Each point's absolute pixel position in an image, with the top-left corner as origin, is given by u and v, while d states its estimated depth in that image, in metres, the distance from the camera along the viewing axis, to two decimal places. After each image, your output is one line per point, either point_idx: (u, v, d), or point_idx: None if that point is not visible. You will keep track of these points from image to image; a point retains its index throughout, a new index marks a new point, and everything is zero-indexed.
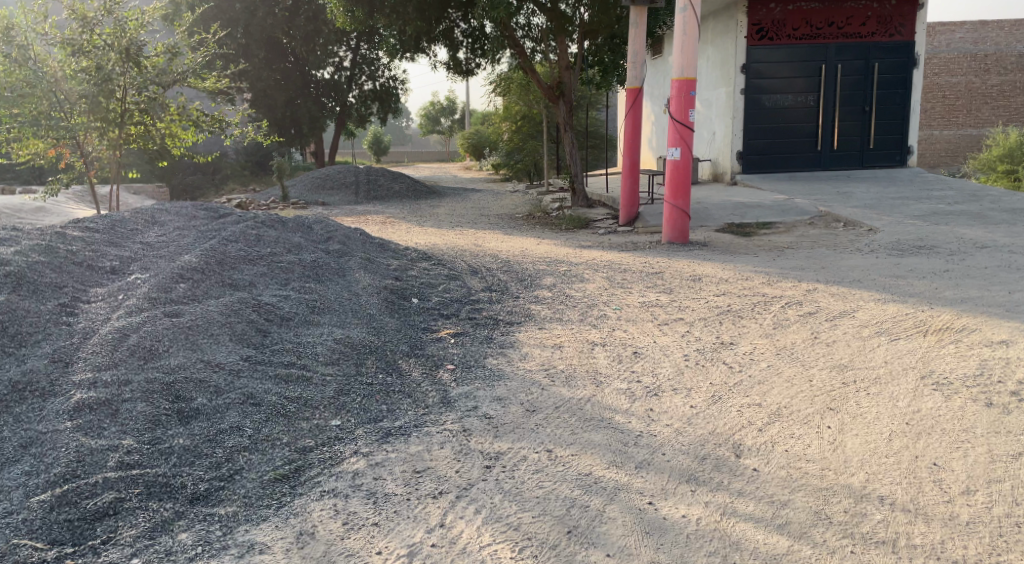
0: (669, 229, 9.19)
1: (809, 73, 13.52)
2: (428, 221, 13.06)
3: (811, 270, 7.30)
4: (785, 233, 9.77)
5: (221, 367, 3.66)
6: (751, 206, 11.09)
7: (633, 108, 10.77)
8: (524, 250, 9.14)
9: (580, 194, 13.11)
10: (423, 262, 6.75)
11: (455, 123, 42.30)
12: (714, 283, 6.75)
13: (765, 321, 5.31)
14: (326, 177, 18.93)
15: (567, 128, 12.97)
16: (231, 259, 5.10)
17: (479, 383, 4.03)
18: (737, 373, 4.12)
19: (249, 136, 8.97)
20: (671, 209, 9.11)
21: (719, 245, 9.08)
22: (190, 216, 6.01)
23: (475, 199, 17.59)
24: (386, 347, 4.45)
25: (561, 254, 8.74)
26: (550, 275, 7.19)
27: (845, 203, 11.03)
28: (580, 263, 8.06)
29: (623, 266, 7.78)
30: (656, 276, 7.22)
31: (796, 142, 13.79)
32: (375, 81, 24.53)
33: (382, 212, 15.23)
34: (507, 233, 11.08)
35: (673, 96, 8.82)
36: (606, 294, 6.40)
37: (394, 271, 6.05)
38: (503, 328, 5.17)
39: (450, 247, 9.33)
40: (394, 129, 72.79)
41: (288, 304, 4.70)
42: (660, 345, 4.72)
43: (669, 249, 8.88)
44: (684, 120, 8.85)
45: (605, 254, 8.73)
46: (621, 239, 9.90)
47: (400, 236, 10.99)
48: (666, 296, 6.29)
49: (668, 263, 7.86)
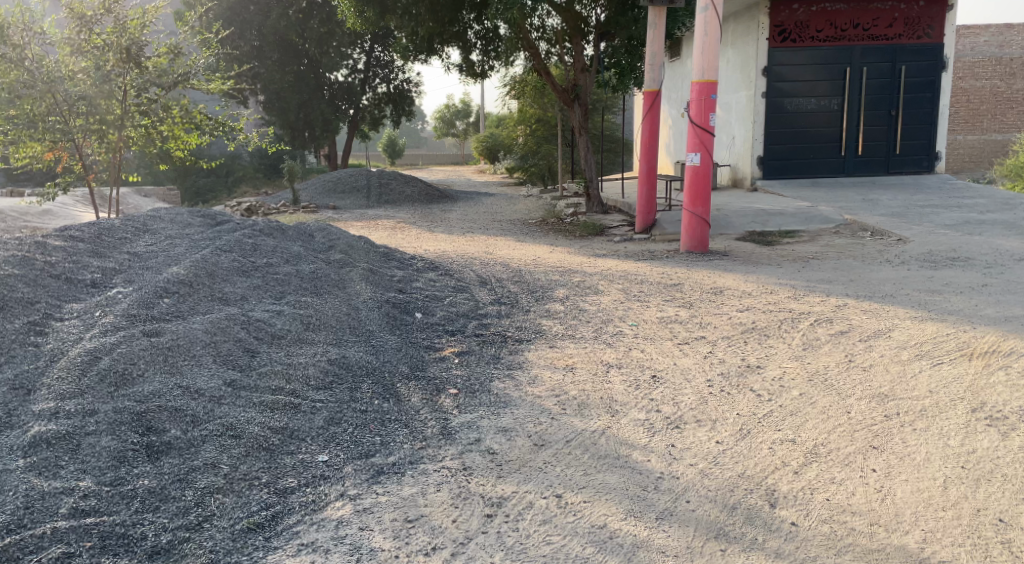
0: (688, 238, 8.81)
1: (833, 76, 13.12)
2: (439, 227, 12.76)
3: (839, 284, 6.92)
4: (809, 242, 9.37)
5: (200, 394, 3.35)
6: (773, 213, 10.69)
7: (651, 112, 10.41)
8: (536, 258, 8.81)
9: (595, 200, 12.76)
10: (430, 272, 6.43)
11: (470, 126, 42.10)
12: (737, 297, 6.39)
13: (793, 340, 4.95)
14: (337, 181, 18.69)
15: (582, 132, 12.63)
16: (223, 270, 4.80)
17: (484, 410, 3.69)
18: (767, 402, 3.76)
19: (254, 141, 8.66)
20: (690, 216, 8.74)
21: (740, 255, 8.70)
22: (185, 224, 5.73)
23: (488, 203, 17.28)
24: (385, 368, 4.13)
25: (574, 264, 8.40)
26: (563, 286, 6.85)
27: (871, 211, 10.62)
28: (594, 273, 7.71)
29: (639, 277, 7.43)
30: (674, 288, 6.87)
31: (819, 147, 13.38)
32: (389, 83, 24.29)
33: (393, 216, 14.94)
34: (519, 240, 10.75)
35: (694, 100, 8.45)
36: (622, 308, 6.06)
37: (398, 283, 5.73)
38: (512, 346, 4.84)
39: (460, 255, 9.01)
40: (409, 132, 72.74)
41: (281, 320, 4.37)
42: (681, 367, 4.36)
43: (688, 258, 8.52)
44: (704, 124, 8.48)
45: (620, 263, 8.38)
46: (637, 248, 9.54)
47: (409, 242, 10.70)
48: (686, 311, 5.94)
49: (687, 274, 7.50)
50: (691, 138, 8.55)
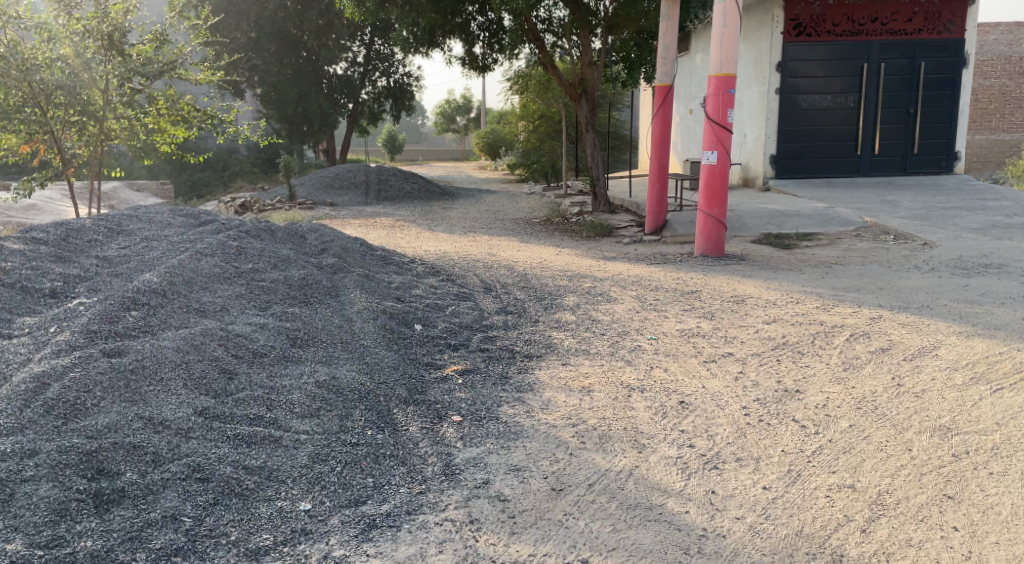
0: (703, 241, 8.36)
1: (849, 72, 12.67)
2: (439, 226, 12.30)
3: (868, 293, 6.47)
4: (829, 246, 8.92)
5: (165, 426, 2.89)
6: (789, 215, 10.25)
7: (663, 108, 9.96)
8: (542, 261, 8.35)
9: (602, 199, 12.31)
10: (431, 277, 5.97)
11: (471, 121, 41.62)
12: (761, 306, 5.94)
13: (831, 358, 4.50)
14: (335, 177, 18.23)
15: (589, 128, 12.17)
16: (202, 277, 4.34)
17: (492, 443, 3.25)
18: (815, 436, 3.32)
19: (245, 135, 8.17)
20: (705, 218, 8.29)
21: (758, 259, 8.26)
22: (165, 224, 5.27)
23: (490, 201, 16.82)
24: (381, 391, 3.67)
25: (582, 268, 7.94)
26: (574, 294, 6.40)
27: (891, 213, 10.17)
28: (605, 278, 7.26)
29: (653, 283, 6.97)
30: (691, 296, 6.42)
31: (834, 145, 12.93)
32: (389, 77, 23.81)
33: (392, 214, 14.48)
34: (524, 240, 10.29)
35: (711, 94, 8.01)
36: (638, 318, 5.61)
37: (397, 290, 5.28)
38: (521, 362, 4.39)
39: (462, 257, 8.55)
40: (408, 127, 72.18)
41: (265, 335, 3.91)
42: (712, 391, 3.92)
43: (703, 263, 8.07)
44: (722, 121, 8.03)
45: (632, 267, 7.93)
46: (648, 250, 9.09)
47: (408, 242, 10.25)
48: (708, 322, 5.48)
49: (704, 281, 7.06)
50: (708, 136, 8.10)
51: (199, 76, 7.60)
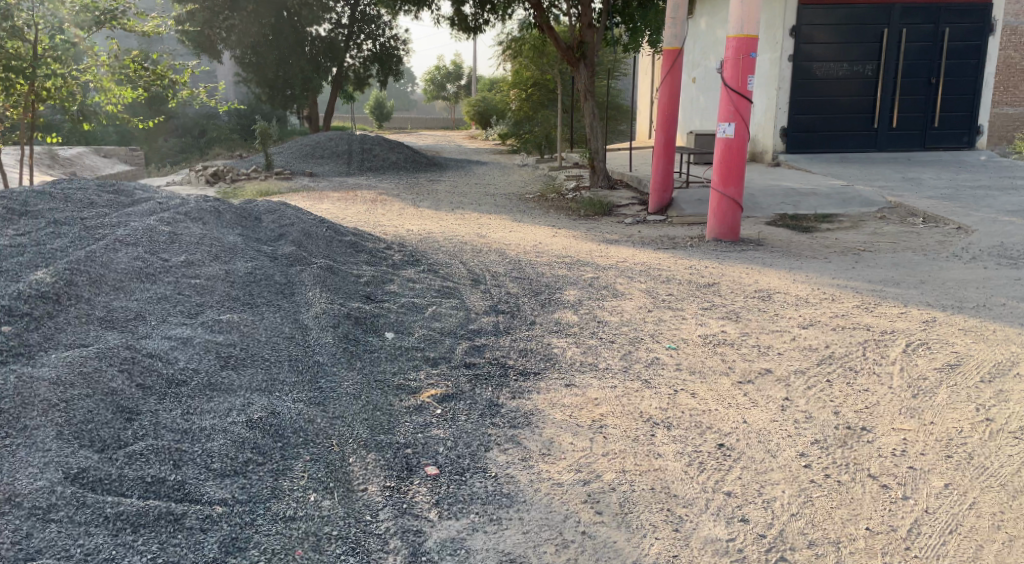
0: (716, 223, 7.53)
1: (867, 37, 11.80)
2: (425, 200, 11.45)
3: (910, 286, 5.66)
4: (853, 229, 8.11)
5: (13, 507, 2.13)
6: (804, 193, 9.43)
7: (671, 73, 9.07)
8: (537, 245, 7.53)
9: (600, 173, 11.47)
10: (409, 267, 5.12)
11: (461, 89, 40.47)
12: (793, 305, 5.12)
13: (892, 378, 3.68)
14: (316, 145, 17.27)
15: (588, 95, 11.25)
16: (116, 276, 3.49)
17: (477, 513, 2.43)
18: (903, 502, 2.52)
19: (200, 99, 7.17)
20: (719, 199, 7.46)
21: (776, 244, 7.44)
22: (87, 203, 4.40)
23: (480, 173, 15.94)
24: (335, 432, 2.83)
25: (579, 253, 7.13)
26: (574, 287, 5.57)
27: (915, 192, 9.35)
28: (608, 266, 6.44)
29: (662, 273, 6.17)
30: (707, 289, 5.62)
31: (849, 117, 12.11)
32: (375, 40, 22.71)
33: (376, 186, 13.59)
34: (515, 219, 9.46)
35: (729, 58, 7.15)
36: (651, 319, 4.79)
37: (367, 285, 4.44)
38: (516, 383, 3.56)
39: (447, 239, 7.71)
40: (395, 94, 70.62)
41: (188, 353, 3.06)
42: (757, 426, 3.11)
43: (715, 249, 7.24)
44: (740, 89, 7.17)
45: (637, 253, 7.11)
46: (654, 232, 8.26)
47: (389, 220, 9.39)
48: (734, 326, 4.66)
49: (720, 270, 6.26)
50: (724, 105, 7.25)
51: (146, 29, 6.55)
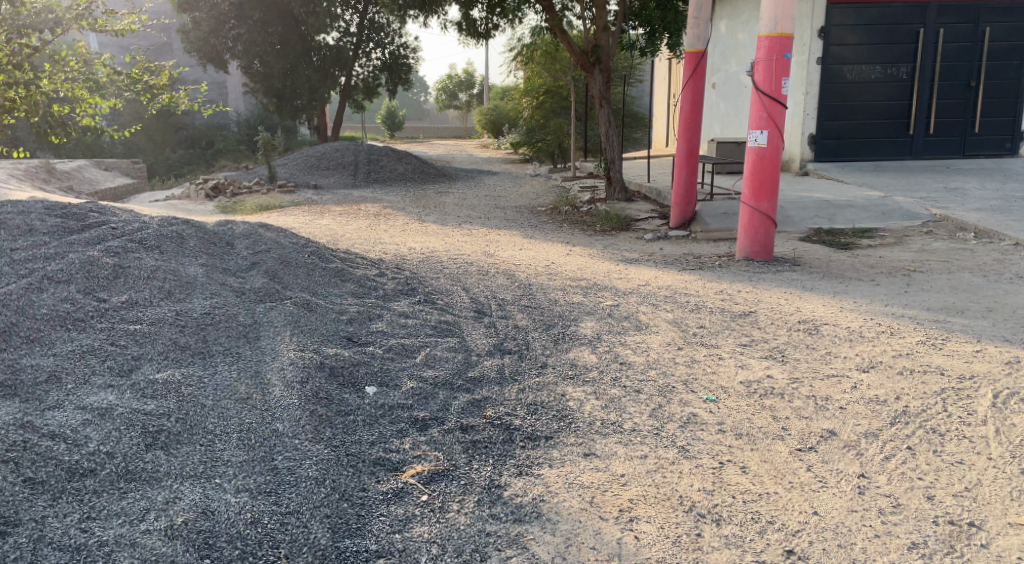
0: (747, 241, 6.83)
1: (901, 38, 11.10)
2: (432, 214, 10.85)
3: (977, 316, 4.96)
4: (896, 246, 7.42)
5: None
6: (839, 206, 8.74)
7: (694, 77, 8.38)
8: (549, 265, 6.89)
9: (617, 184, 10.81)
10: (403, 298, 4.48)
11: (473, 98, 40.01)
12: (846, 341, 4.43)
13: (987, 443, 3.01)
14: (322, 156, 16.72)
15: (604, 102, 10.59)
16: (30, 322, 3.01)
17: None
18: None
19: (181, 104, 6.63)
20: (751, 214, 6.76)
21: (815, 263, 6.75)
22: (27, 230, 3.84)
23: (491, 184, 15.34)
24: (283, 537, 2.18)
25: (595, 274, 6.48)
26: (592, 318, 4.93)
27: (961, 205, 8.64)
28: (629, 290, 5.80)
29: (690, 299, 5.51)
30: (743, 321, 4.94)
31: (883, 123, 11.41)
32: (384, 49, 22.24)
33: (382, 199, 13.01)
34: (527, 234, 8.83)
35: (760, 59, 6.49)
36: (682, 360, 4.12)
37: (350, 323, 3.80)
38: (523, 454, 2.91)
39: (452, 259, 7.10)
40: (408, 103, 70.37)
41: (105, 429, 2.48)
42: (834, 520, 2.45)
43: (747, 270, 6.54)
44: (774, 92, 6.50)
45: (660, 274, 6.44)
46: (676, 249, 7.59)
47: (391, 236, 8.80)
48: (781, 369, 3.98)
49: (755, 296, 5.60)
50: (756, 111, 6.58)
51: (120, 27, 6.04)
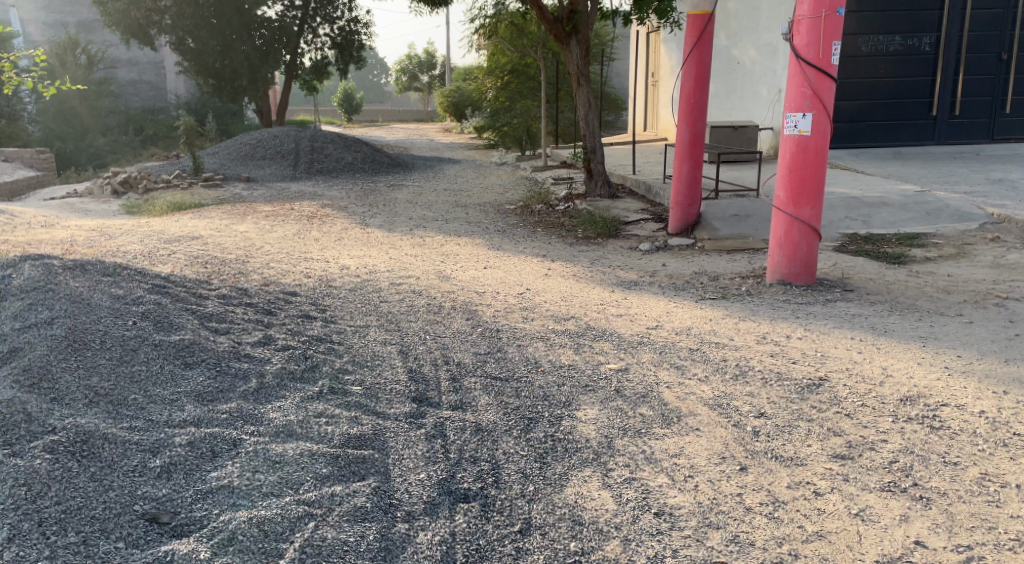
0: (782, 260, 5.17)
1: (924, 4, 9.52)
2: (377, 215, 9.11)
3: None
4: (961, 259, 5.84)
5: None
6: (872, 204, 7.15)
7: (699, 46, 6.66)
8: (522, 295, 5.23)
9: (599, 178, 9.14)
10: (293, 389, 2.78)
11: (435, 79, 38.14)
12: (998, 450, 2.80)
13: None
14: (258, 144, 14.81)
15: (582, 79, 8.84)
16: None
17: None
18: None
19: None
20: (788, 225, 5.10)
21: (873, 287, 5.12)
22: None
23: (450, 174, 13.59)
24: None
25: (583, 309, 4.81)
26: (591, 401, 3.28)
27: (1019, 201, 7.11)
28: (635, 338, 4.18)
29: (727, 357, 3.85)
30: (817, 400, 3.30)
31: (902, 104, 9.86)
32: (333, 24, 20.32)
33: (323, 195, 11.21)
34: (492, 244, 7.15)
35: (803, 16, 4.84)
36: (756, 504, 2.44)
37: (165, 480, 2.17)
38: None
39: (391, 286, 5.43)
40: (367, 86, 67.98)
41: None
42: None
43: (790, 302, 4.87)
44: (823, 61, 4.84)
45: (671, 308, 4.81)
46: (685, 268, 5.94)
47: (321, 249, 7.09)
48: (930, 524, 2.34)
49: (816, 351, 3.96)
50: (797, 86, 4.93)
51: None
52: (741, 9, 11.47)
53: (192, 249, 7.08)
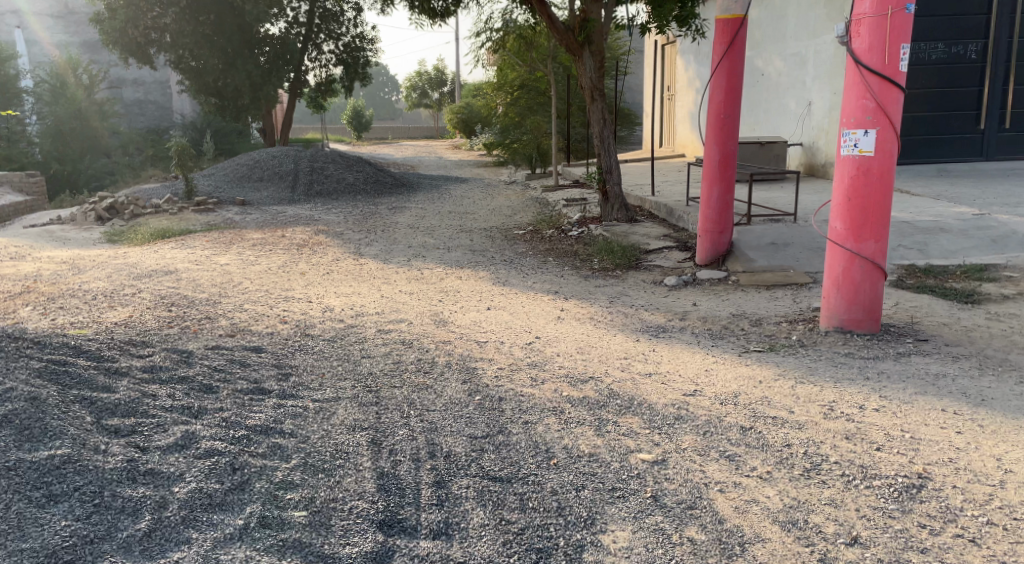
0: (840, 303, 4.33)
1: (971, 8, 8.70)
2: (374, 242, 8.34)
3: None
4: None
5: None
6: (928, 229, 6.30)
7: (730, 54, 5.85)
8: (530, 345, 4.41)
9: (615, 201, 8.32)
10: (203, 526, 2.07)
11: (445, 95, 37.56)
12: None
13: None
14: (255, 164, 14.12)
15: (597, 93, 8.02)
16: None
17: None
18: None
19: None
20: (847, 262, 4.27)
21: (951, 335, 4.26)
22: None
23: (456, 194, 12.81)
24: None
25: (603, 367, 4.00)
26: (622, 517, 2.47)
27: None
28: (673, 411, 3.36)
29: (790, 441, 3.02)
30: (924, 515, 2.47)
31: (946, 117, 9.02)
32: (337, 40, 19.74)
33: (319, 219, 10.45)
34: (497, 277, 6.36)
35: (864, 15, 4.02)
36: None
37: None
38: None
39: (378, 335, 4.64)
40: (378, 103, 67.63)
41: None
42: None
43: (854, 356, 4.02)
44: (889, 68, 4.02)
45: (709, 364, 3.99)
46: (720, 309, 5.11)
47: (305, 284, 6.31)
48: None
49: (903, 430, 3.13)
50: (857, 98, 4.11)
51: None
52: (766, 17, 10.67)
53: (164, 287, 6.32)
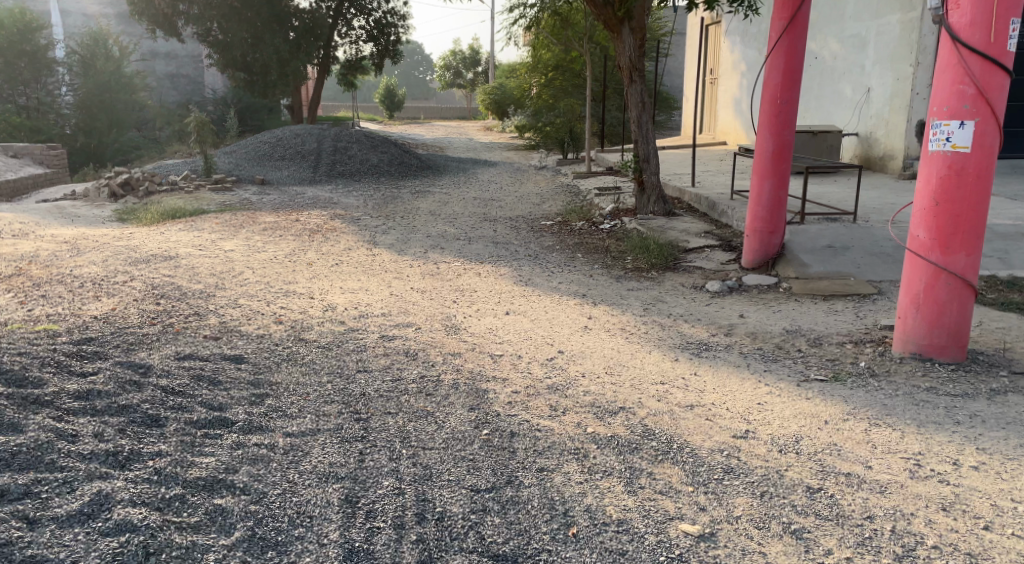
0: (920, 325, 3.67)
1: None
2: (392, 230, 7.78)
3: None
4: None
5: None
6: (1008, 234, 5.58)
7: (790, 31, 5.16)
8: (552, 362, 3.83)
9: (652, 192, 7.66)
10: None
11: (479, 77, 36.88)
12: None
13: None
14: (277, 143, 13.64)
15: (636, 73, 7.34)
16: None
17: None
18: None
19: None
20: (931, 277, 3.60)
21: None
22: None
23: (483, 178, 12.19)
24: None
25: (636, 395, 3.39)
26: None
27: None
28: (722, 461, 2.74)
29: (871, 512, 2.43)
30: None
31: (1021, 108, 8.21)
32: (368, 16, 19.18)
33: (337, 203, 9.91)
34: (520, 275, 5.77)
35: None
36: None
37: None
38: None
39: (380, 343, 4.07)
40: (411, 83, 67.05)
41: None
42: None
43: (939, 392, 3.37)
44: (994, 47, 3.33)
45: (762, 395, 3.38)
46: (772, 323, 4.46)
47: (309, 277, 5.76)
48: None
49: (1013, 500, 2.51)
50: (951, 82, 3.44)
51: None
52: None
53: (158, 276, 5.80)
